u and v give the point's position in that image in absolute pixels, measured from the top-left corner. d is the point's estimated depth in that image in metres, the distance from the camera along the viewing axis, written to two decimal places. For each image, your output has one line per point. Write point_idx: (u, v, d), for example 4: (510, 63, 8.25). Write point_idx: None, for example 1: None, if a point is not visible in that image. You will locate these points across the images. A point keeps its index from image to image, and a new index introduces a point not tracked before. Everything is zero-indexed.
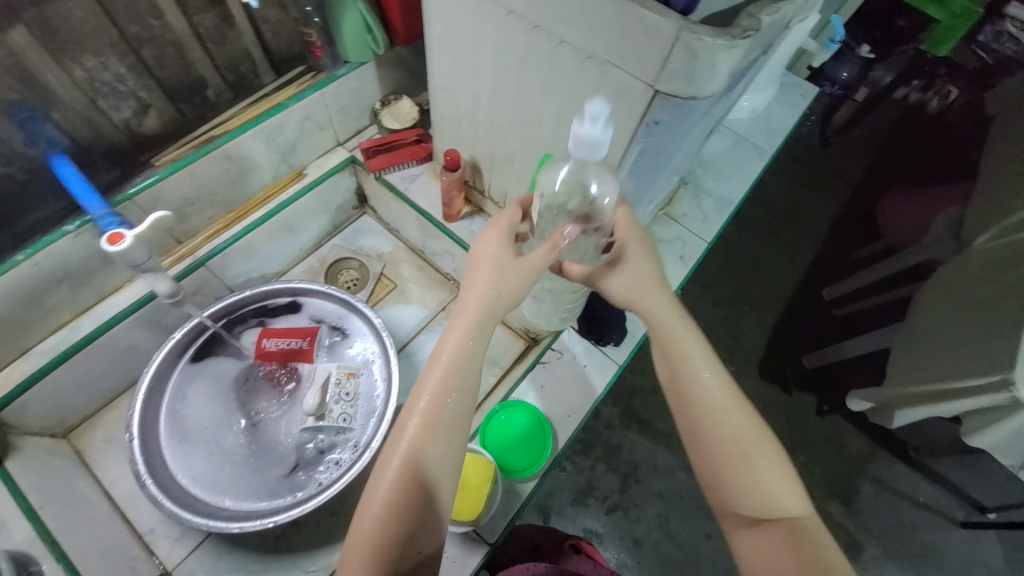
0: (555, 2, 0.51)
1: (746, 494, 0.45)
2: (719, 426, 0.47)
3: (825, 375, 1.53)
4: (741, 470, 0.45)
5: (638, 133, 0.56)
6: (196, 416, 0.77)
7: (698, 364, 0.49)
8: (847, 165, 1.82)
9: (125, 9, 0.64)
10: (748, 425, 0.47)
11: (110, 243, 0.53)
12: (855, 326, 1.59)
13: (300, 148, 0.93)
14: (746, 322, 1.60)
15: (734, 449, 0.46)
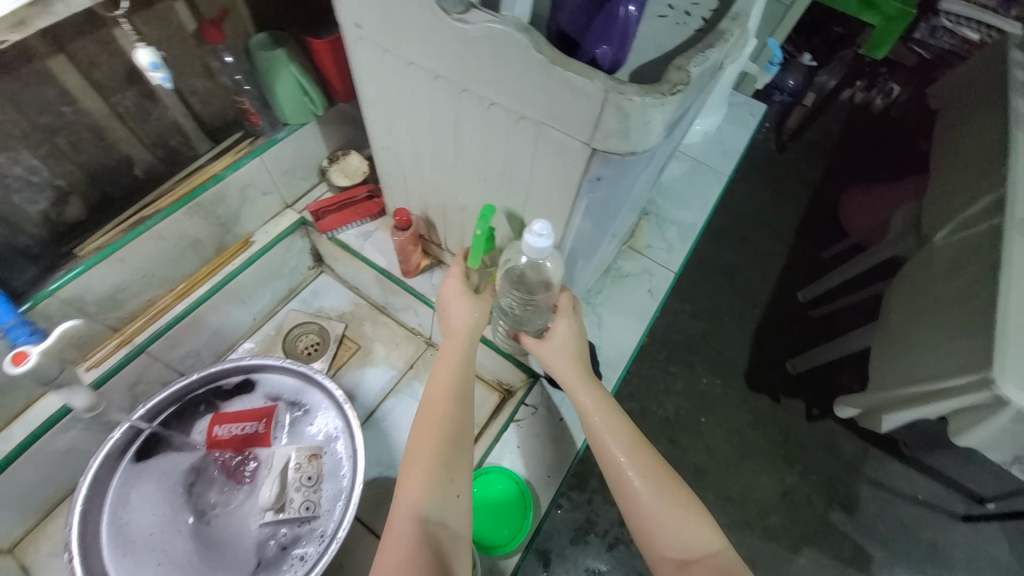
0: (478, 66, 0.49)
1: (671, 540, 0.52)
2: (638, 471, 0.56)
3: (808, 379, 1.52)
4: (667, 519, 0.53)
5: (583, 189, 0.54)
6: (143, 522, 0.70)
7: (615, 419, 0.60)
8: (805, 169, 1.86)
9: (31, 99, 0.60)
10: (668, 476, 0.56)
11: (14, 362, 0.50)
12: (832, 326, 1.59)
13: (244, 216, 0.89)
14: (728, 335, 1.58)
15: (654, 491, 0.55)
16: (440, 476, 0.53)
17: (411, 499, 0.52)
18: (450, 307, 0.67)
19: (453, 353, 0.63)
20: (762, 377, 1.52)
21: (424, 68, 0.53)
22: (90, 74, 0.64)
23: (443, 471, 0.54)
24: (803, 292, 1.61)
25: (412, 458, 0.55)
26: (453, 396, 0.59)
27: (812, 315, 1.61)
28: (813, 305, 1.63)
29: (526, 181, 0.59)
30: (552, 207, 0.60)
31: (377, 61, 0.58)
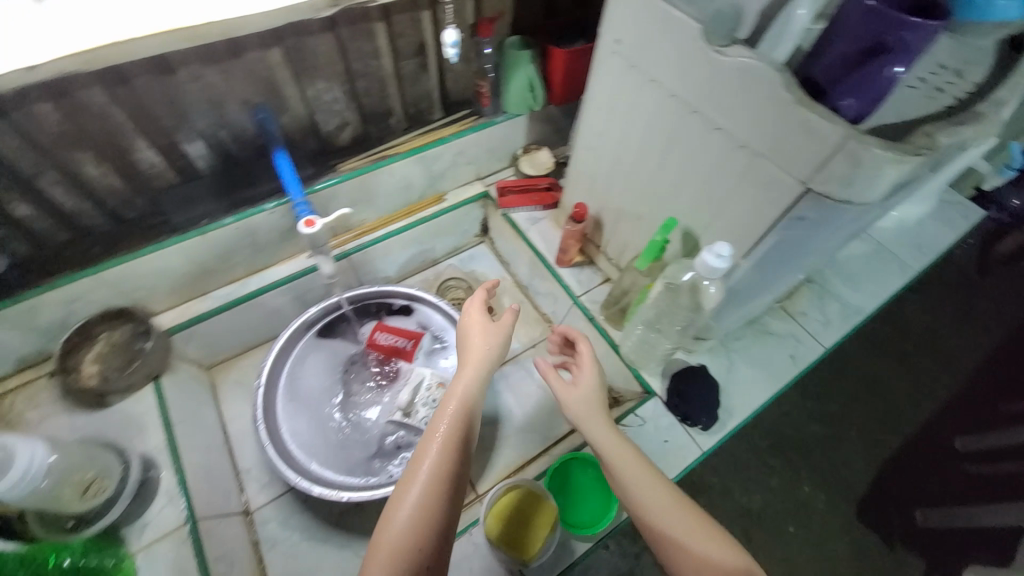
0: (717, 94, 0.55)
1: (681, 553, 0.51)
2: (647, 497, 0.55)
3: (943, 538, 1.30)
4: (670, 528, 0.52)
5: (779, 225, 0.57)
6: (308, 382, 0.88)
7: (629, 453, 0.59)
8: (1005, 303, 1.60)
9: (356, 49, 0.81)
10: (669, 488, 0.56)
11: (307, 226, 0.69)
12: (992, 491, 1.35)
13: (446, 177, 1.06)
14: (849, 448, 1.40)
15: (669, 518, 0.53)
16: (450, 486, 0.51)
17: (405, 514, 0.49)
18: (478, 325, 0.67)
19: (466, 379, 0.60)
20: (880, 513, 1.32)
21: (664, 86, 0.61)
22: (396, 40, 0.83)
23: (450, 481, 0.52)
24: (960, 440, 1.40)
25: (419, 467, 0.52)
26: (469, 406, 0.57)
27: (970, 471, 1.38)
28: (974, 460, 1.39)
29: (719, 206, 0.64)
30: (735, 235, 0.63)
31: (619, 74, 0.67)
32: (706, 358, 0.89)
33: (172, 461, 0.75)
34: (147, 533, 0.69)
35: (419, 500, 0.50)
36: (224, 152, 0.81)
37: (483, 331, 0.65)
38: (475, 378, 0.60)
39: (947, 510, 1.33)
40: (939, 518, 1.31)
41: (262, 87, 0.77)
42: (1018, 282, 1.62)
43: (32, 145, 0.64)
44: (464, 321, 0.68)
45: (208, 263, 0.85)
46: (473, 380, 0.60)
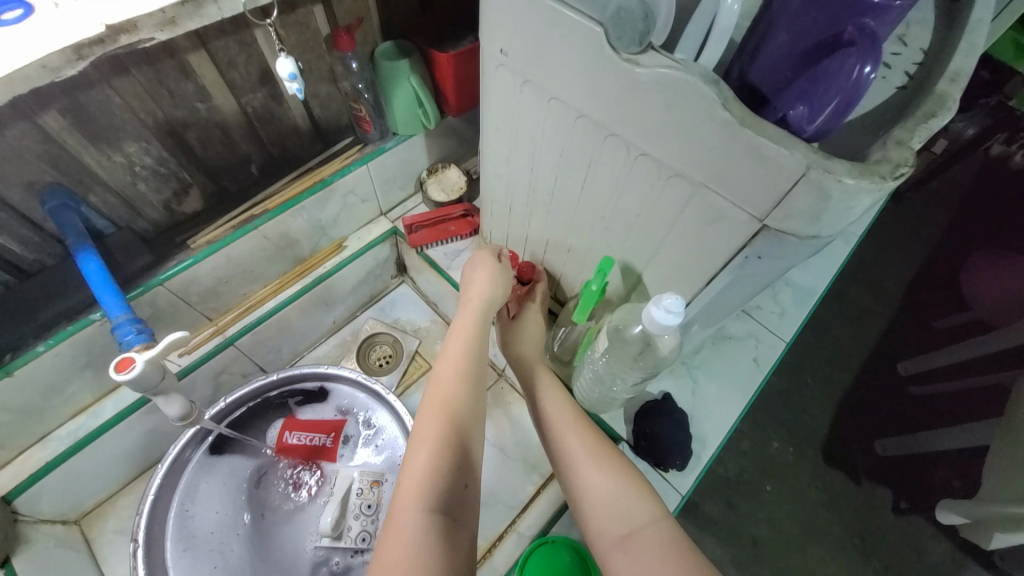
0: (638, 114, 0.43)
1: (614, 508, 0.51)
2: (568, 439, 0.58)
3: (900, 465, 1.29)
4: (601, 485, 0.53)
5: (732, 265, 0.46)
6: (207, 520, 0.70)
7: (558, 395, 0.64)
8: (926, 225, 1.63)
9: (172, 94, 0.61)
10: (606, 448, 0.57)
11: (118, 369, 0.50)
12: (939, 411, 1.35)
13: (341, 221, 0.88)
14: (807, 394, 1.37)
15: (596, 451, 0.56)
16: (462, 428, 0.50)
17: (431, 434, 0.49)
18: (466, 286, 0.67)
19: (466, 324, 0.61)
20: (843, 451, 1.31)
21: (571, 106, 0.48)
22: (226, 73, 0.64)
23: (462, 408, 0.52)
24: (904, 365, 1.40)
25: (437, 413, 0.51)
26: (477, 352, 0.58)
27: (915, 393, 1.38)
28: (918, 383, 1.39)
29: (658, 242, 0.52)
30: (683, 273, 0.52)
31: (514, 91, 0.53)
32: (668, 384, 0.80)
33: None
34: None
35: (428, 447, 0.48)
36: (13, 260, 0.60)
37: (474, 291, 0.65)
38: (477, 321, 0.62)
39: (906, 439, 1.32)
40: (897, 447, 1.30)
41: (42, 168, 0.56)
42: (930, 207, 1.66)
43: None
44: (469, 269, 0.69)
45: (31, 404, 0.64)
46: (474, 326, 0.61)
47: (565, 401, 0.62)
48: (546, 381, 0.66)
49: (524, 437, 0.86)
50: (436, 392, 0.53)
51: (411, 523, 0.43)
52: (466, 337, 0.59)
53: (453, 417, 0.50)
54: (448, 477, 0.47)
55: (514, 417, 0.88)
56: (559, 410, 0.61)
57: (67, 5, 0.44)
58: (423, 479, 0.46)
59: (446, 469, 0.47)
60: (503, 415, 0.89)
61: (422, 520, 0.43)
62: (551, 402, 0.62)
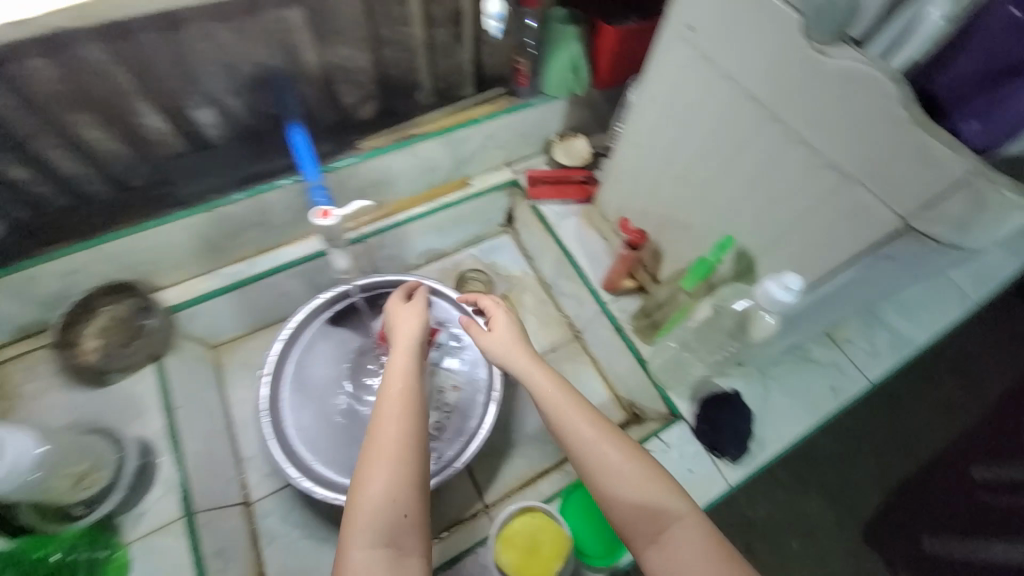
0: (809, 103, 0.47)
1: (629, 500, 0.49)
2: (571, 420, 0.53)
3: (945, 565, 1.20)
4: (621, 473, 0.50)
5: (863, 260, 0.49)
6: (317, 373, 0.83)
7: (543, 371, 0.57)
8: None
9: (385, 13, 0.72)
10: (611, 430, 0.52)
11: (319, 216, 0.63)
12: (1010, 525, 1.24)
13: (475, 161, 0.97)
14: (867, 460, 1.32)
15: (592, 439, 0.51)
16: (409, 459, 0.50)
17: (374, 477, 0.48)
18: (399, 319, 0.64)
19: (400, 358, 0.58)
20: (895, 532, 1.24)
21: (741, 86, 0.52)
22: (430, 5, 0.74)
23: (405, 439, 0.50)
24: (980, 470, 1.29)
25: (377, 440, 0.51)
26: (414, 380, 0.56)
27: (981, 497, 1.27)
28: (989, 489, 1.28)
29: (785, 230, 0.56)
30: (804, 263, 0.56)
31: (686, 65, 0.58)
32: (740, 385, 0.81)
33: (173, 447, 0.71)
34: (143, 524, 0.67)
35: (377, 483, 0.48)
36: (239, 122, 0.73)
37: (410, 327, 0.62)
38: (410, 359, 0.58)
39: (967, 543, 1.22)
40: (949, 547, 1.22)
41: (280, 50, 0.69)
42: None
43: (25, 103, 0.58)
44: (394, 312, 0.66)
45: (215, 240, 0.80)
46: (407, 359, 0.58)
47: (554, 378, 0.56)
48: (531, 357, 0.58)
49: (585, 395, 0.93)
50: (379, 429, 0.51)
51: (363, 556, 0.45)
52: (410, 365, 0.57)
53: (398, 452, 0.50)
54: (397, 507, 0.47)
55: (579, 376, 0.95)
56: (557, 394, 0.55)
57: None
58: (369, 518, 0.46)
59: (397, 502, 0.47)
60: (570, 371, 0.95)
61: (374, 558, 0.45)
62: (536, 374, 0.56)
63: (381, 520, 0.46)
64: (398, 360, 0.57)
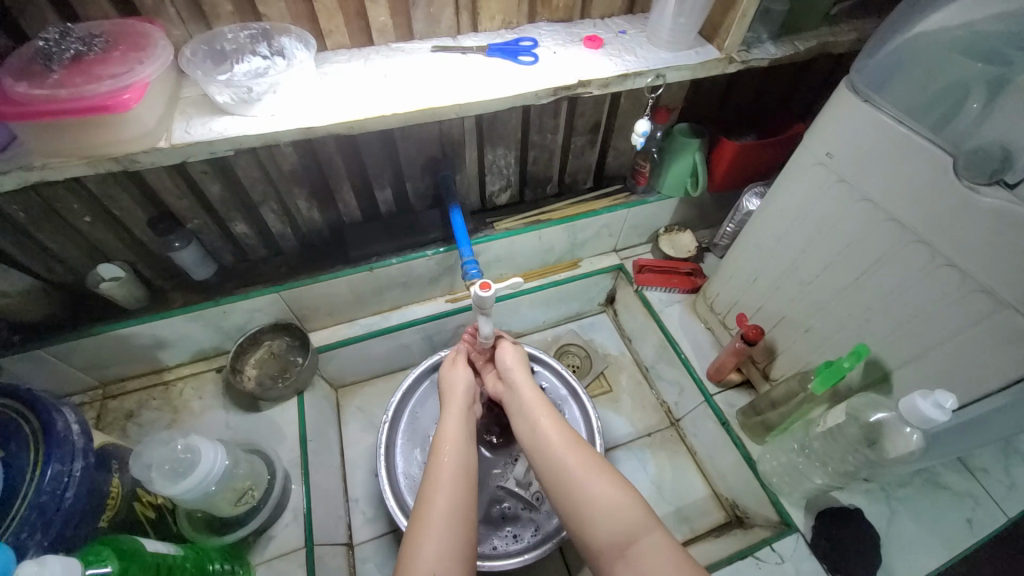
0: (960, 233, 0.50)
1: (604, 516, 0.54)
2: (560, 455, 0.60)
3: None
4: (599, 496, 0.55)
5: (1011, 388, 0.51)
6: (426, 427, 0.89)
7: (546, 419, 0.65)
8: None
9: (538, 123, 0.86)
10: (601, 464, 0.59)
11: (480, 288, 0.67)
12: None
13: (587, 245, 1.06)
14: None
15: (577, 467, 0.58)
16: (452, 509, 0.56)
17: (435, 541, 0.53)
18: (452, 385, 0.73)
19: (455, 424, 0.66)
20: None
21: (883, 209, 0.57)
22: (574, 119, 0.88)
23: (460, 495, 0.58)
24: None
25: (423, 508, 0.57)
26: (453, 437, 0.64)
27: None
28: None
29: (928, 347, 0.57)
30: (950, 380, 0.56)
31: (821, 184, 0.64)
32: (860, 500, 0.77)
33: (304, 477, 0.77)
34: (270, 547, 0.71)
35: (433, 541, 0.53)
36: (404, 201, 0.89)
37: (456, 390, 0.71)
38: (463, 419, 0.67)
39: None
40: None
41: (451, 150, 0.84)
42: None
43: (266, 177, 0.75)
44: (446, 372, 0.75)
45: (364, 294, 0.92)
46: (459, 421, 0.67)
47: (553, 421, 0.64)
48: (533, 405, 0.67)
49: (681, 488, 0.90)
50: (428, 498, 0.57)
51: None
52: (460, 431, 0.65)
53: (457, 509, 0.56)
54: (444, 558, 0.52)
55: (675, 466, 0.93)
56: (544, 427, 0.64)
57: (556, 58, 0.64)
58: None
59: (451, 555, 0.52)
60: (666, 459, 0.94)
61: None
62: (541, 420, 0.65)
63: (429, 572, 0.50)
64: (448, 429, 0.65)
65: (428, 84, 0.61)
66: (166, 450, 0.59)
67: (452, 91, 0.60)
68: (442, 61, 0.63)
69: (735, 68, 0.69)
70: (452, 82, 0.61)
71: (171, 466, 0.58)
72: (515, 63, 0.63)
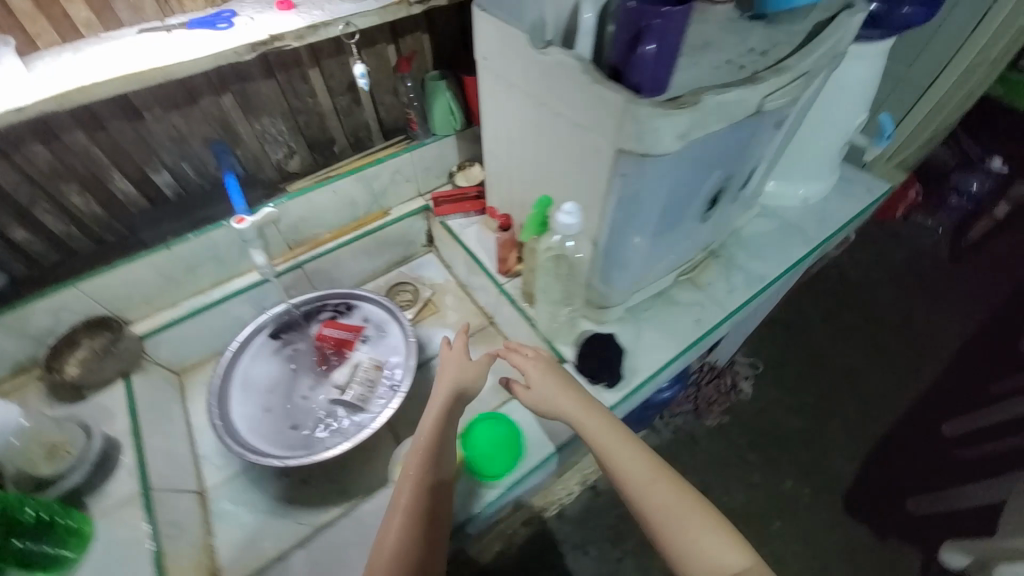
0: (550, 87, 0.69)
1: (688, 556, 0.58)
2: (625, 470, 0.66)
3: (935, 521, 1.67)
4: (681, 527, 0.60)
5: (613, 183, 0.69)
6: (260, 375, 0.98)
7: (627, 447, 0.69)
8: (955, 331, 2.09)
9: (294, 90, 0.98)
10: (667, 478, 0.65)
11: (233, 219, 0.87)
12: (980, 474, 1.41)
13: (389, 193, 1.20)
14: None
15: (646, 489, 0.64)
16: (428, 506, 0.65)
17: (416, 513, 0.64)
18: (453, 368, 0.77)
19: (435, 419, 0.72)
20: None
21: (519, 88, 0.75)
22: (328, 81, 1.01)
23: (429, 501, 0.66)
24: (949, 426, 1.85)
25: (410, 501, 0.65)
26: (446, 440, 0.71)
27: (960, 456, 1.78)
28: (964, 445, 1.82)
29: (574, 180, 0.76)
30: (592, 199, 0.74)
31: (493, 83, 0.82)
32: (616, 327, 0.98)
33: (135, 441, 0.83)
34: (107, 501, 0.77)
35: (401, 532, 0.63)
36: (188, 182, 0.97)
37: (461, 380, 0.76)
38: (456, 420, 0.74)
39: None
40: None
41: (215, 127, 0.94)
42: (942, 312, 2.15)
43: (28, 179, 0.80)
44: (444, 353, 0.80)
45: (175, 275, 0.99)
46: (444, 418, 0.73)
47: (629, 446, 0.69)
48: (587, 417, 0.73)
49: (501, 367, 1.08)
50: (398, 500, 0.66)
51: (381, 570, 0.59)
52: (441, 420, 0.72)
53: (428, 505, 0.66)
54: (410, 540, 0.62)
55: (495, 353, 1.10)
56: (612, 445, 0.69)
57: (253, 22, 0.77)
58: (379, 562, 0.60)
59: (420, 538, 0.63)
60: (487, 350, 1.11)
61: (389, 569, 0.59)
62: (607, 438, 0.70)
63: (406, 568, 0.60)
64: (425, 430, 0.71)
65: (133, 57, 0.71)
66: None
67: (155, 58, 0.71)
68: (146, 38, 0.73)
69: (417, 9, 0.85)
70: (156, 53, 0.71)
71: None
72: (213, 30, 0.75)
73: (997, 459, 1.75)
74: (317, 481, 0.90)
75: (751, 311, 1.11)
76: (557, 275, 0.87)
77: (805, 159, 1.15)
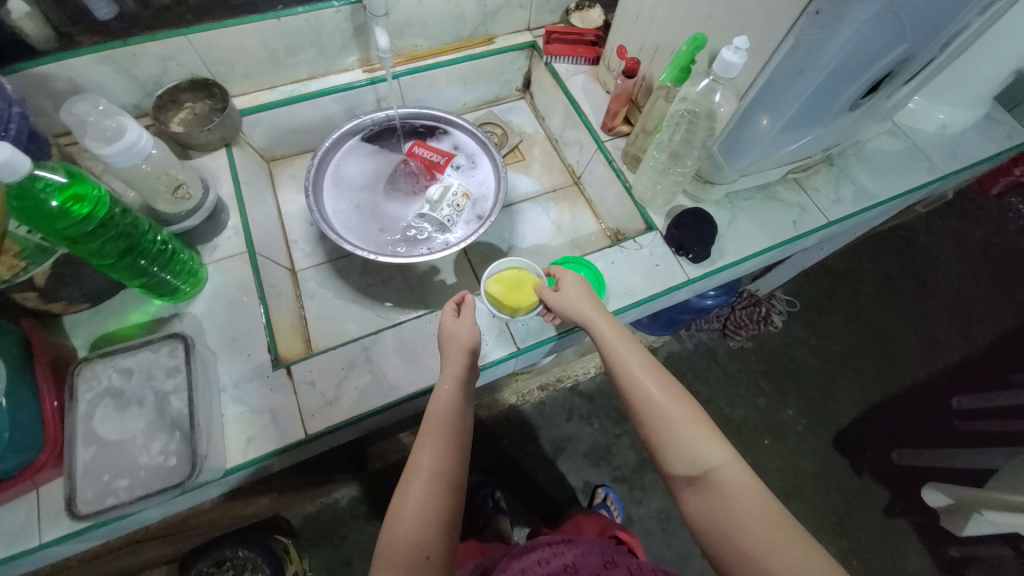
0: None
1: (677, 454, 0.59)
2: (620, 365, 0.65)
3: (917, 473, 1.73)
4: (681, 431, 0.60)
5: (798, 24, 0.62)
6: (351, 177, 0.99)
7: (628, 348, 0.67)
8: (1001, 317, 2.03)
9: None
10: (664, 380, 0.64)
11: None
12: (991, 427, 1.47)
13: (498, 17, 1.09)
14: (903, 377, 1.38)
15: (642, 384, 0.63)
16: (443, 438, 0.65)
17: (426, 449, 0.64)
18: (448, 336, 0.72)
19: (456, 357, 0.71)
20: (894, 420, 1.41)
21: None
22: None
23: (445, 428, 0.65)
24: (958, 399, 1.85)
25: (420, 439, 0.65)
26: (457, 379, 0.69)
27: (958, 427, 1.81)
28: (963, 417, 1.83)
29: (747, 19, 0.69)
30: (760, 47, 0.68)
31: None
32: (711, 209, 0.95)
33: (238, 206, 0.87)
34: (217, 252, 0.83)
35: (429, 463, 0.63)
36: None
37: (455, 342, 0.71)
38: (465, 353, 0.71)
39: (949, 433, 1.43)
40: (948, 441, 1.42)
41: None
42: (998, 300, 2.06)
43: None
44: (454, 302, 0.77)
45: (279, 54, 0.95)
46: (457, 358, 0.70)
47: (631, 354, 0.66)
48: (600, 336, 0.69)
49: (578, 227, 1.08)
50: (415, 466, 0.63)
51: (408, 505, 0.60)
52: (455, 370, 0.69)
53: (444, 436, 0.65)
54: (440, 505, 0.60)
55: (575, 213, 1.10)
56: (615, 351, 0.67)
57: None
58: (394, 552, 0.58)
59: (444, 475, 0.62)
60: (567, 208, 1.11)
61: (421, 505, 0.60)
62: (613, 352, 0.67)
63: (437, 529, 0.59)
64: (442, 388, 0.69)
65: None
66: (103, 117, 0.67)
67: None
68: None
69: None
70: None
71: (84, 127, 0.67)
72: None
73: (993, 435, 1.78)
74: (396, 285, 0.97)
75: (846, 229, 1.07)
76: (672, 139, 0.84)
77: (965, 78, 1.02)
